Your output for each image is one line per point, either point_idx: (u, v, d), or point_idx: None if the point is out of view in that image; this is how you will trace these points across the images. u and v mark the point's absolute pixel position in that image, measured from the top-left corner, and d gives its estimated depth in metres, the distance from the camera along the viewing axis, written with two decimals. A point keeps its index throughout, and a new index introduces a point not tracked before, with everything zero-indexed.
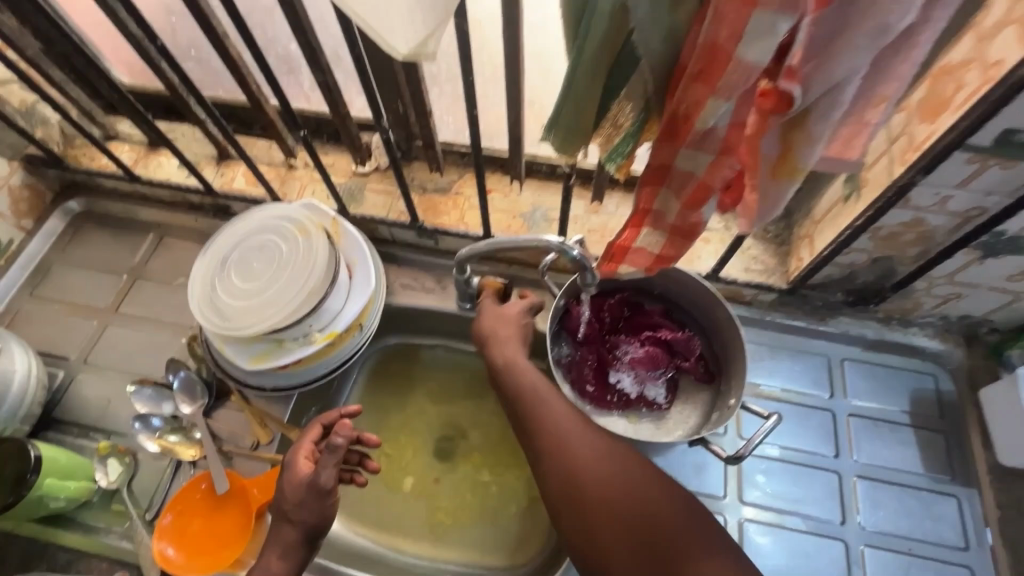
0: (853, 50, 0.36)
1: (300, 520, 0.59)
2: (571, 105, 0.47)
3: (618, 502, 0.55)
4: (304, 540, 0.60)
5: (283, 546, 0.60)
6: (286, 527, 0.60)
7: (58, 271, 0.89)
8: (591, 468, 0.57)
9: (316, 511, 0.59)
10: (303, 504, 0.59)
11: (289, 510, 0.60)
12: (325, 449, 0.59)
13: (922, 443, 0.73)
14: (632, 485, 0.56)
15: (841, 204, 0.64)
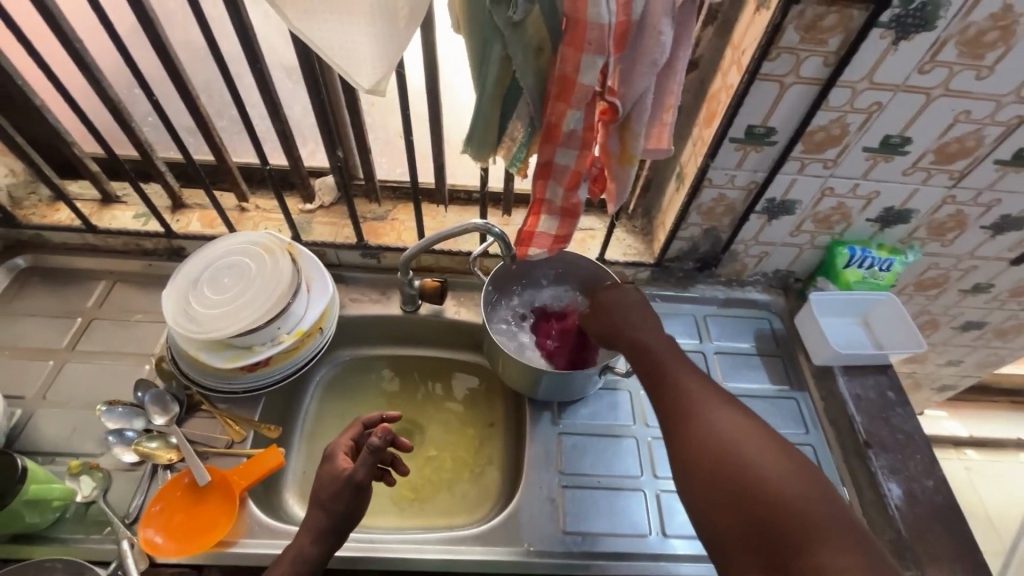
0: (642, 75, 0.62)
1: (329, 512, 0.65)
2: (480, 124, 0.69)
3: (721, 437, 0.59)
4: (331, 527, 0.65)
5: (313, 527, 0.65)
6: (317, 513, 0.66)
7: (5, 322, 0.91)
8: (667, 384, 0.66)
9: (346, 504, 0.65)
10: (334, 496, 0.65)
11: (325, 498, 0.65)
12: (364, 449, 0.65)
13: (767, 365, 0.98)
14: (708, 411, 0.62)
15: (675, 193, 0.91)
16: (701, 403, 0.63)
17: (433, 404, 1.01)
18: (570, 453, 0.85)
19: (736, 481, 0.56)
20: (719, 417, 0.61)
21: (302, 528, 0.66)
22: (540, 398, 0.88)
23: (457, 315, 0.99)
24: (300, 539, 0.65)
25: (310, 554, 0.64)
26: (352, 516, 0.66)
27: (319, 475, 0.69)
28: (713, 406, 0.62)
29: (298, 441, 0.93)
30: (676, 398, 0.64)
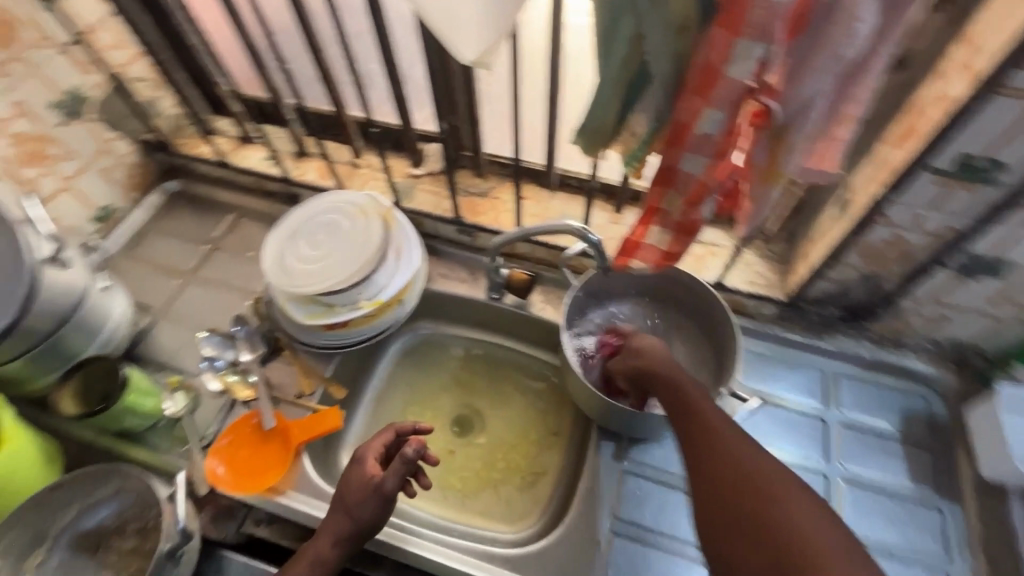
0: (816, 73, 0.47)
1: (355, 523, 0.65)
2: (596, 113, 0.58)
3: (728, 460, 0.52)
4: (354, 535, 0.65)
5: (336, 532, 0.65)
6: (342, 520, 0.65)
7: (151, 238, 1.03)
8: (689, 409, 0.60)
9: (372, 514, 0.65)
10: (363, 505, 0.65)
11: (351, 504, 0.65)
12: (397, 459, 0.65)
13: (909, 457, 0.77)
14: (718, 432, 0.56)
15: (832, 224, 0.73)
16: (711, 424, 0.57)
17: (499, 398, 0.96)
18: (630, 498, 0.76)
19: (755, 515, 0.47)
20: (742, 445, 0.53)
21: (325, 531, 0.66)
22: (609, 428, 0.79)
23: (541, 313, 0.92)
24: (321, 545, 0.65)
25: (332, 558, 0.65)
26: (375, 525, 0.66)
27: (345, 482, 0.67)
28: (722, 427, 0.56)
29: (365, 403, 0.94)
30: (697, 422, 0.58)
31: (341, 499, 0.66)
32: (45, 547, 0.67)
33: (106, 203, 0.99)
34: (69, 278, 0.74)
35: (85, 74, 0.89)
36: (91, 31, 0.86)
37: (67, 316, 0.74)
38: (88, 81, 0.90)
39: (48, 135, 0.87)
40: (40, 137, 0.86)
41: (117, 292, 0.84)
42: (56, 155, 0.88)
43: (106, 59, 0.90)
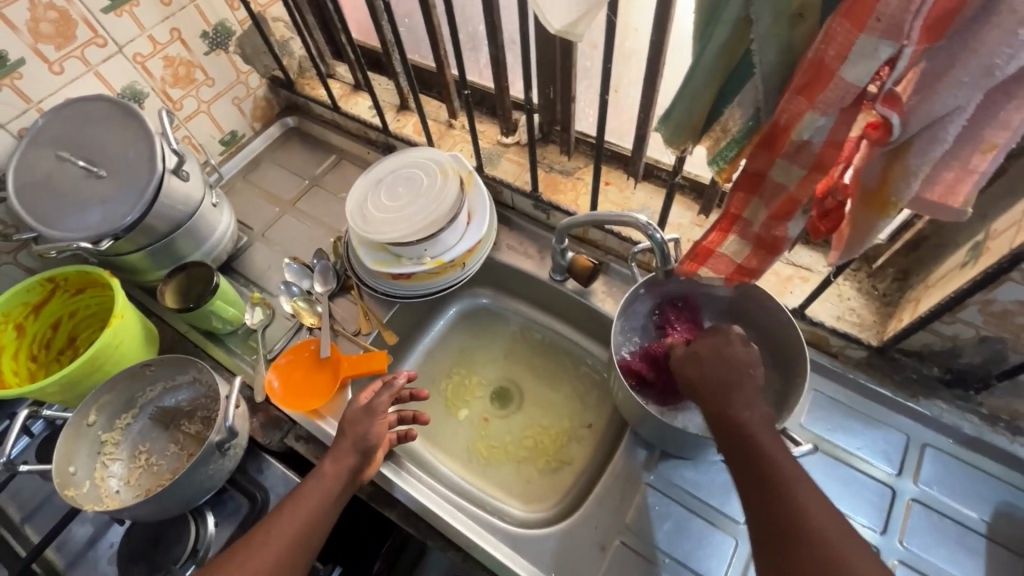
0: (957, 86, 0.39)
1: (357, 444, 0.69)
2: (684, 102, 0.53)
3: (796, 517, 0.47)
4: (357, 451, 0.68)
5: (339, 455, 0.68)
6: (345, 445, 0.69)
7: (264, 166, 1.14)
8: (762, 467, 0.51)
9: (373, 429, 0.70)
10: (357, 425, 0.70)
11: (347, 422, 0.70)
12: (386, 383, 0.73)
13: (993, 559, 0.66)
14: (782, 473, 0.50)
15: (956, 271, 0.61)
16: (779, 461, 0.50)
17: (543, 380, 0.96)
18: (648, 513, 0.73)
19: None
20: (825, 517, 0.47)
21: (329, 460, 0.68)
22: (642, 437, 0.76)
23: (600, 305, 0.89)
24: (327, 473, 0.66)
25: (332, 472, 0.66)
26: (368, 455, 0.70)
27: (345, 417, 0.72)
28: (789, 469, 0.50)
29: (417, 354, 0.99)
30: (765, 487, 0.50)
31: (343, 433, 0.70)
32: (133, 412, 0.79)
33: (233, 129, 1.11)
34: (187, 189, 0.84)
35: (233, 9, 0.99)
36: None
37: (182, 222, 0.85)
38: (234, 16, 1.00)
39: (195, 61, 0.98)
40: (188, 62, 0.97)
41: (224, 209, 0.94)
42: (199, 80, 1.00)
43: None
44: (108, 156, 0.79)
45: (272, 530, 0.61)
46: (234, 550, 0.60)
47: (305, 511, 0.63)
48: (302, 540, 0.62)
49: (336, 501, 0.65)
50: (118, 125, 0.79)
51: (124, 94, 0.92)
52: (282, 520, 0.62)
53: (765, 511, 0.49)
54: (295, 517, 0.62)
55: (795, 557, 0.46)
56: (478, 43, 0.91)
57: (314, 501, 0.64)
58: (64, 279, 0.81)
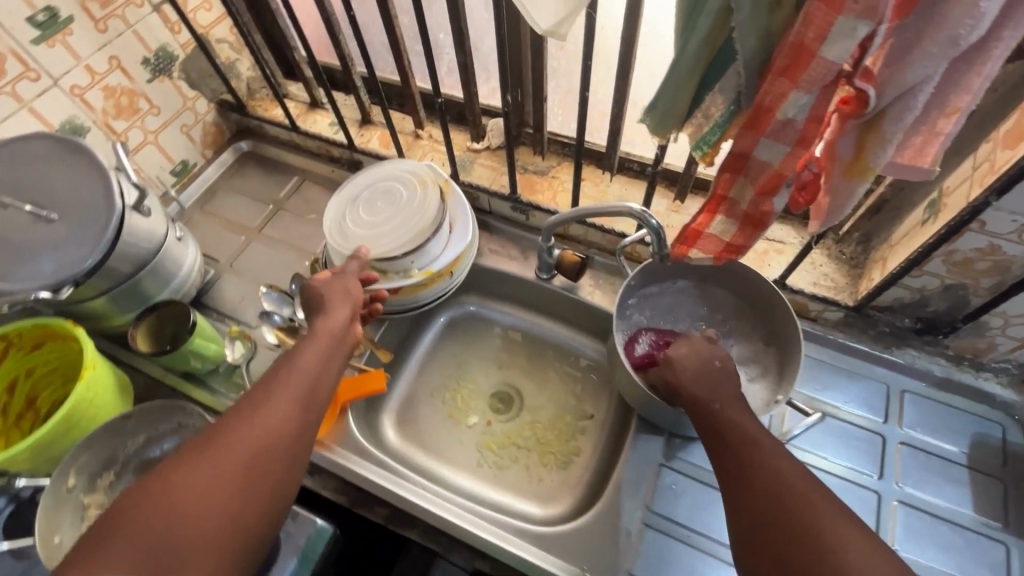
0: (927, 57, 0.42)
1: (337, 334, 0.67)
2: (669, 92, 0.56)
3: (756, 461, 0.56)
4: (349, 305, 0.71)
5: (329, 315, 0.68)
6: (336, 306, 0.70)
7: (221, 194, 1.08)
8: (728, 436, 0.60)
9: (352, 287, 0.74)
10: (332, 320, 0.68)
11: (324, 292, 0.72)
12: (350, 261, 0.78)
13: (975, 486, 0.72)
14: (745, 430, 0.60)
15: (918, 228, 0.67)
16: (739, 425, 0.60)
17: (540, 379, 0.97)
18: (667, 492, 0.75)
19: (780, 514, 0.51)
20: (781, 460, 0.55)
21: (303, 351, 0.63)
22: (651, 419, 0.78)
23: (590, 298, 0.91)
24: (307, 361, 0.62)
25: (335, 329, 0.67)
26: (345, 339, 0.69)
27: (315, 295, 0.72)
28: (751, 432, 0.59)
29: (410, 370, 0.97)
30: (732, 446, 0.59)
31: (314, 334, 0.66)
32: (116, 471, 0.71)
33: (184, 159, 1.05)
34: (150, 225, 0.79)
35: (174, 33, 0.94)
36: None
37: (146, 261, 0.80)
38: (176, 40, 0.95)
39: (139, 90, 0.92)
40: (130, 92, 0.91)
41: (189, 243, 0.89)
42: (144, 110, 0.94)
43: (193, 19, 0.95)
44: (58, 199, 0.72)
45: (270, 394, 0.57)
46: (217, 431, 0.53)
47: (293, 395, 0.58)
48: (303, 399, 0.59)
49: (329, 360, 0.64)
50: (65, 164, 0.73)
51: (64, 130, 0.85)
52: (284, 384, 0.59)
53: (734, 467, 0.57)
54: (282, 396, 0.57)
55: (753, 493, 0.54)
56: (441, 52, 0.91)
57: (297, 388, 0.59)
58: (19, 335, 0.74)
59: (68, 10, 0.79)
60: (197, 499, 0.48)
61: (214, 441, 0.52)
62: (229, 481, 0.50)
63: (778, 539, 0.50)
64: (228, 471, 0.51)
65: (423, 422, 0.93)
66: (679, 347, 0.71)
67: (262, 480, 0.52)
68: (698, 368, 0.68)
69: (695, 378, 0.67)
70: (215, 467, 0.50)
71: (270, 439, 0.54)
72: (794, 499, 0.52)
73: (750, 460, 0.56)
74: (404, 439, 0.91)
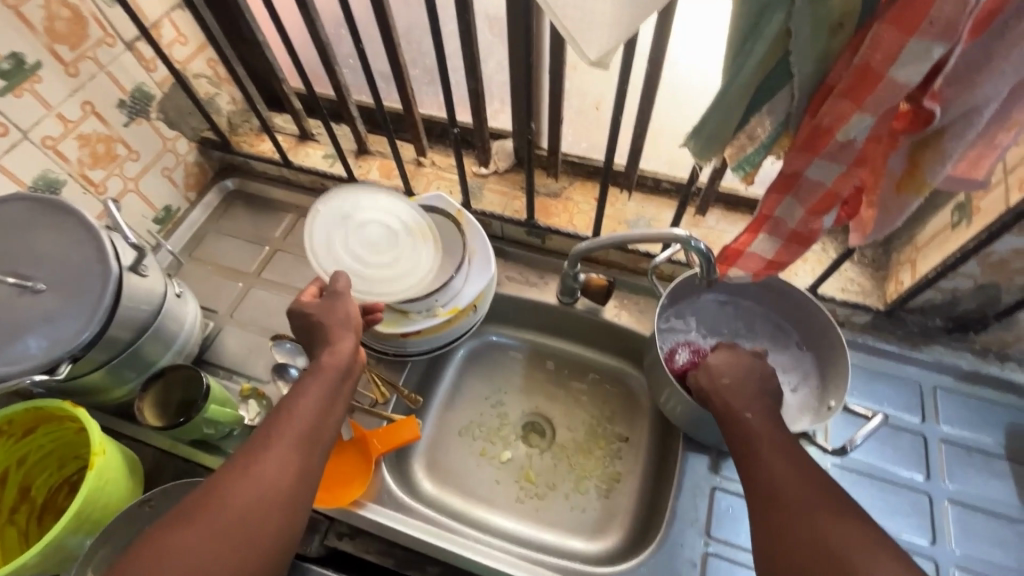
0: (997, 77, 0.42)
1: (341, 368, 0.63)
2: (717, 116, 0.54)
3: (782, 473, 0.54)
4: (350, 327, 0.67)
5: (334, 344, 0.65)
6: (338, 333, 0.66)
7: (210, 239, 1.01)
8: (758, 445, 0.58)
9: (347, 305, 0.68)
10: (337, 354, 0.64)
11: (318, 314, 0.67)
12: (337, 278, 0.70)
13: (1016, 476, 0.74)
14: (773, 439, 0.58)
15: (948, 231, 0.68)
16: (765, 433, 0.59)
17: (570, 404, 0.93)
18: (724, 516, 0.73)
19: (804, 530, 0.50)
20: (808, 475, 0.54)
21: (307, 389, 0.60)
22: (700, 439, 0.76)
23: (617, 320, 0.89)
24: (310, 401, 0.59)
25: (341, 358, 0.64)
26: (351, 370, 0.65)
27: (311, 323, 0.67)
28: (776, 441, 0.58)
29: (435, 409, 0.93)
30: (757, 456, 0.57)
31: (316, 368, 0.62)
32: None
33: (166, 204, 0.97)
34: (149, 284, 0.72)
35: (150, 70, 0.87)
36: (156, 26, 0.84)
37: (147, 324, 0.73)
38: (152, 78, 0.87)
39: (115, 135, 0.85)
40: (107, 137, 0.84)
41: (189, 298, 0.82)
42: (122, 156, 0.87)
43: (169, 55, 0.88)
44: (43, 267, 0.65)
45: (269, 439, 0.55)
46: (219, 481, 0.52)
47: (294, 439, 0.56)
48: (306, 443, 0.57)
49: (335, 396, 0.62)
50: (50, 227, 0.66)
51: (36, 185, 0.77)
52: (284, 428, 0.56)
53: (760, 477, 0.56)
54: (283, 443, 0.55)
55: (778, 505, 0.52)
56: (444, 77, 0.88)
57: (297, 432, 0.57)
58: (9, 421, 0.66)
59: (34, 55, 0.72)
60: (199, 559, 0.47)
61: (214, 494, 0.51)
62: (229, 538, 0.49)
63: (801, 552, 0.49)
64: (227, 525, 0.49)
65: (454, 463, 0.89)
66: (713, 356, 0.70)
67: (262, 533, 0.51)
68: (734, 373, 0.67)
69: (732, 388, 0.65)
70: (214, 522, 0.49)
71: (272, 489, 0.52)
72: (818, 516, 0.50)
73: (777, 472, 0.55)
74: (438, 484, 0.87)
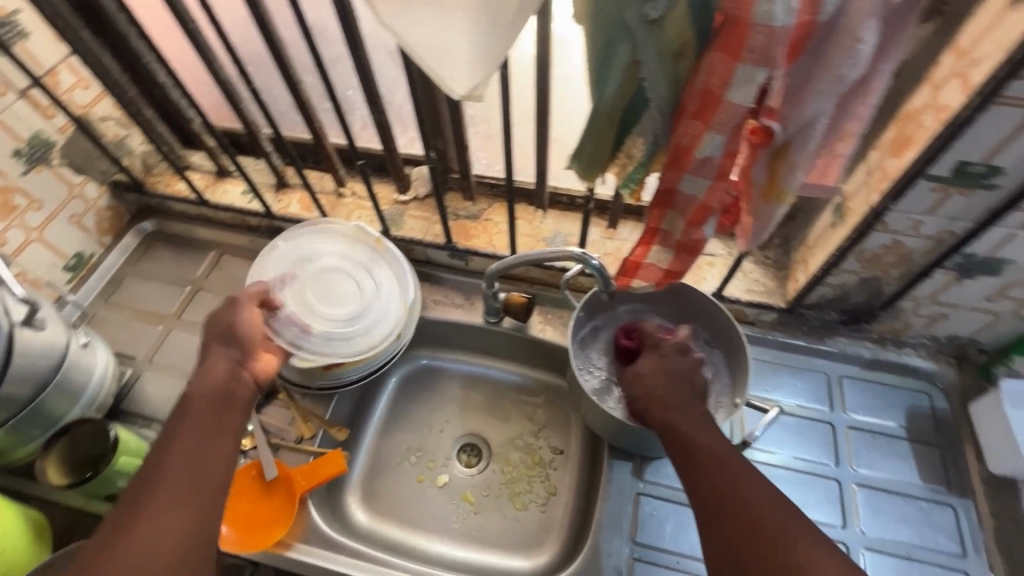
0: (818, 94, 0.46)
1: (220, 383, 0.63)
2: (591, 140, 0.57)
3: (722, 478, 0.56)
4: (228, 347, 0.66)
5: (206, 369, 0.64)
6: (220, 359, 0.65)
7: (128, 283, 0.99)
8: (696, 454, 0.59)
9: (241, 330, 0.67)
10: (207, 374, 0.63)
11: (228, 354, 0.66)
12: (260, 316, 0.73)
13: (918, 455, 0.78)
14: (709, 443, 0.60)
15: (829, 230, 0.73)
16: (701, 437, 0.61)
17: (504, 420, 0.94)
18: (648, 521, 0.75)
19: (754, 536, 0.51)
20: (748, 479, 0.56)
21: (189, 420, 0.59)
22: (622, 448, 0.78)
23: (541, 334, 0.91)
24: (194, 428, 0.59)
25: (219, 376, 0.63)
26: (236, 385, 0.64)
27: (235, 344, 0.67)
28: (714, 444, 0.60)
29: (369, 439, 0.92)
30: (698, 462, 0.59)
31: (189, 397, 0.61)
32: None
33: (78, 251, 0.95)
34: (46, 338, 0.70)
35: (48, 117, 0.85)
36: (52, 73, 0.82)
37: (48, 379, 0.71)
38: (52, 125, 0.85)
39: (13, 185, 0.82)
40: (3, 189, 0.81)
41: (98, 346, 0.80)
42: (22, 206, 0.84)
43: (69, 101, 0.85)
44: None
45: (158, 479, 0.55)
46: (119, 528, 0.52)
47: (185, 469, 0.56)
48: (201, 467, 0.57)
49: (225, 414, 0.61)
50: None
51: None
52: (168, 462, 0.56)
53: (703, 485, 0.57)
54: (171, 482, 0.55)
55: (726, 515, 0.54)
56: (353, 106, 0.92)
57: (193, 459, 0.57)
58: None
59: None
60: None
61: (114, 542, 0.51)
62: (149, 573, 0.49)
63: (752, 561, 0.50)
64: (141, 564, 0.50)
65: (389, 492, 0.88)
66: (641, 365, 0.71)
67: (188, 557, 0.52)
68: (666, 384, 0.68)
69: (663, 400, 0.66)
70: (122, 566, 0.49)
71: (176, 521, 0.53)
72: (761, 518, 0.52)
73: (722, 479, 0.56)
74: (374, 516, 0.86)
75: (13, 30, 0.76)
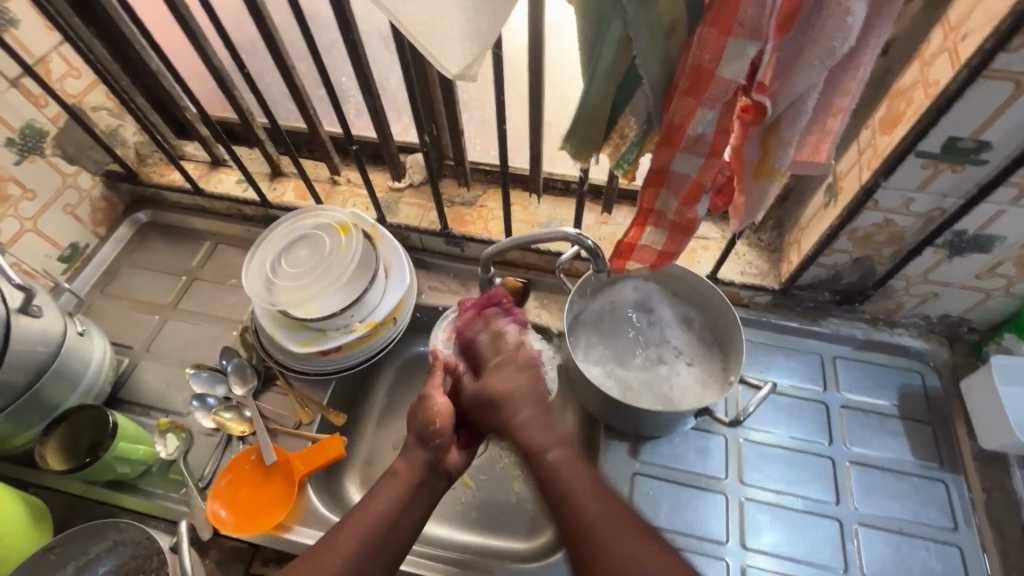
0: (809, 68, 0.46)
1: (418, 472, 0.63)
2: (583, 119, 0.57)
3: (580, 497, 0.57)
4: (418, 441, 0.66)
5: (409, 450, 0.66)
6: (410, 442, 0.66)
7: (124, 273, 0.99)
8: (562, 484, 0.58)
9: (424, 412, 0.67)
10: (411, 457, 0.65)
11: (422, 430, 0.66)
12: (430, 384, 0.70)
13: (910, 433, 0.79)
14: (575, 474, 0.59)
15: (822, 210, 0.74)
16: (564, 469, 0.59)
17: None
18: (645, 500, 0.76)
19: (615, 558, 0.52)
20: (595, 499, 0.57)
21: (378, 494, 0.62)
22: (618, 430, 0.79)
23: (538, 319, 0.91)
24: (383, 500, 0.61)
25: (414, 463, 0.64)
26: (433, 474, 0.64)
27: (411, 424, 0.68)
28: (575, 472, 0.59)
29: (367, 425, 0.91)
30: (563, 493, 0.58)
31: (391, 473, 0.64)
32: None
33: (73, 242, 0.95)
34: (43, 325, 0.71)
35: (40, 107, 0.84)
36: (43, 61, 0.82)
37: (45, 366, 0.71)
38: (43, 114, 0.85)
39: (6, 175, 0.82)
40: None
41: (95, 335, 0.80)
42: (16, 196, 0.84)
43: (61, 89, 0.85)
44: None
45: (335, 538, 0.58)
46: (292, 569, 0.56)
47: (360, 534, 0.58)
48: (374, 539, 0.58)
49: (411, 503, 0.61)
50: None
51: None
52: (347, 527, 0.59)
53: (568, 508, 0.57)
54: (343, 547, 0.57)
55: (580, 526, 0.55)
56: (348, 94, 0.92)
57: (361, 534, 0.58)
58: None
59: None
60: None
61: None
62: None
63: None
64: None
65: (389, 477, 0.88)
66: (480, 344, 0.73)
67: None
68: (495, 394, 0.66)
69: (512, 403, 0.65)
70: None
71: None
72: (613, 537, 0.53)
73: (578, 500, 0.57)
74: None
75: (3, 18, 0.76)
